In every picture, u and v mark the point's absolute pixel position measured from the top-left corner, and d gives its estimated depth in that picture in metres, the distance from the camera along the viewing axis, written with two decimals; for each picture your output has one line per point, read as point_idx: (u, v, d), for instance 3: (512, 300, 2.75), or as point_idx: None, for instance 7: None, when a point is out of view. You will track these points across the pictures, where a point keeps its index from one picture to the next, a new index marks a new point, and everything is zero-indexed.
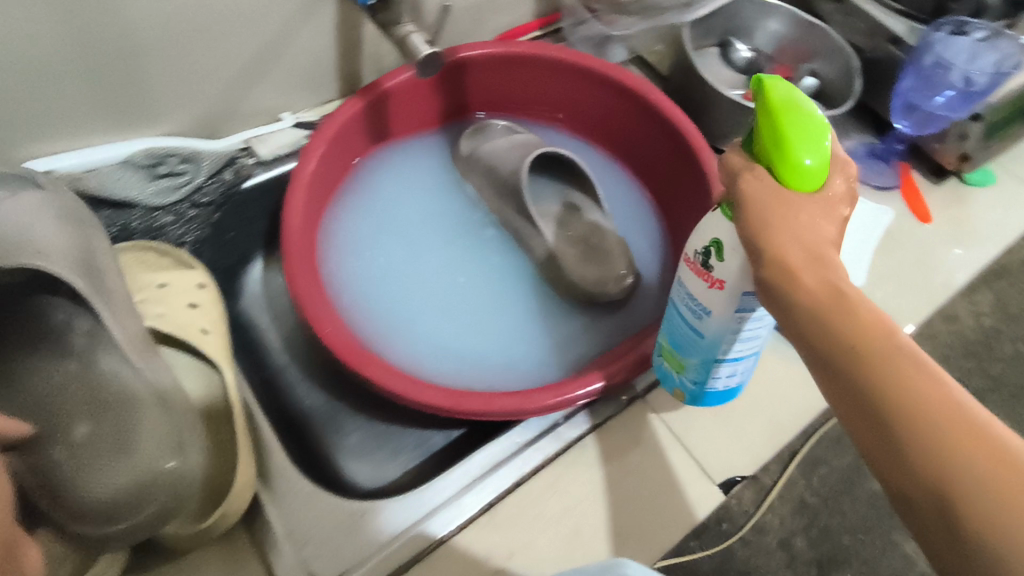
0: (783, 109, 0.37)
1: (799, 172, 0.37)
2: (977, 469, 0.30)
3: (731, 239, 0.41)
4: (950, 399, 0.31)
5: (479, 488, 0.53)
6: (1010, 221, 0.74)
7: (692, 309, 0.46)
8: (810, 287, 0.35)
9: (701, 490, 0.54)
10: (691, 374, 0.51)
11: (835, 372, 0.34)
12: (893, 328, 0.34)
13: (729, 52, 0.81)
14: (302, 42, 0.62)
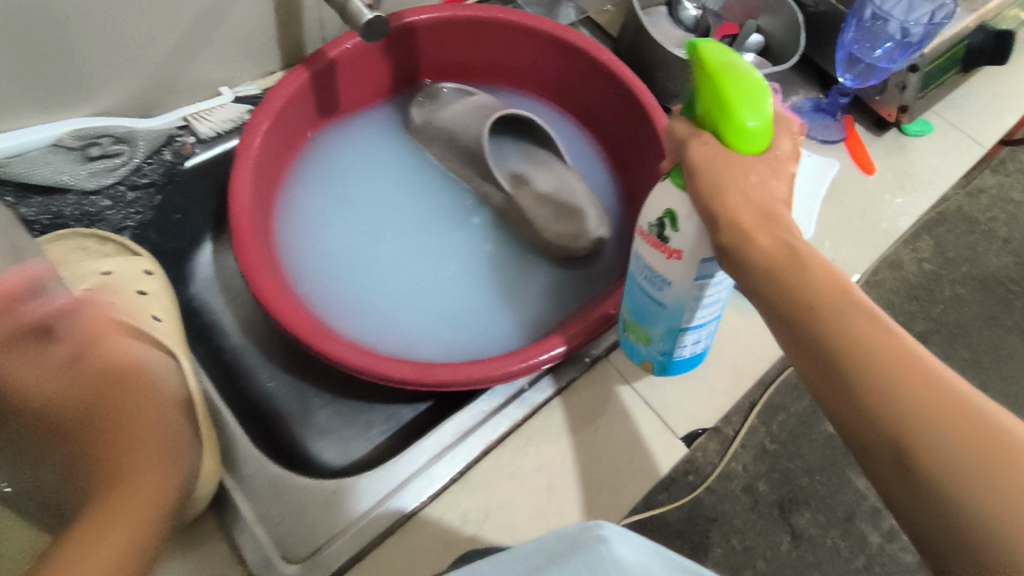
0: (724, 75, 0.38)
1: (746, 136, 0.38)
2: (930, 413, 0.30)
3: (684, 208, 0.42)
4: (894, 339, 0.32)
5: (452, 456, 0.54)
6: (948, 166, 0.77)
7: (652, 281, 0.47)
8: (764, 247, 0.36)
9: (665, 445, 0.56)
10: (658, 344, 0.53)
11: (794, 329, 0.35)
12: (846, 285, 0.35)
13: (677, 11, 0.81)
14: (239, 10, 0.60)
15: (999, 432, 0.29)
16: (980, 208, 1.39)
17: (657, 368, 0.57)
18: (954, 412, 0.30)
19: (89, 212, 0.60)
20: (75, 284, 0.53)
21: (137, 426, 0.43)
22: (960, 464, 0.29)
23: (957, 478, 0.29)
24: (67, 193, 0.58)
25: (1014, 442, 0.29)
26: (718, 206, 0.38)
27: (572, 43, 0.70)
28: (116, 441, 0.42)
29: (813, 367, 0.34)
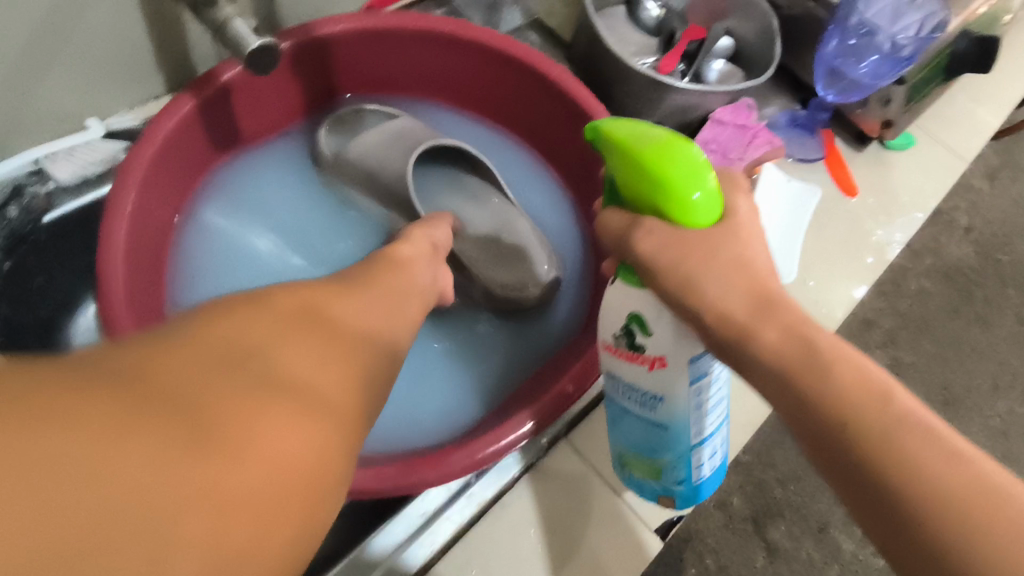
0: (652, 154, 0.34)
1: (689, 210, 0.34)
2: (1002, 551, 0.27)
3: (651, 309, 0.37)
4: (959, 464, 0.29)
5: (422, 540, 0.47)
6: (932, 186, 0.70)
7: (640, 400, 0.40)
8: (773, 344, 0.33)
9: (634, 547, 0.48)
10: (673, 475, 0.43)
11: (829, 447, 0.31)
12: (886, 392, 0.31)
13: (636, 11, 0.72)
14: (89, 32, 0.48)
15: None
16: (945, 196, 1.36)
17: (681, 501, 0.46)
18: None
19: None
20: None
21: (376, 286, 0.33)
22: None
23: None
24: None
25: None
26: (696, 296, 0.35)
27: (518, 57, 0.60)
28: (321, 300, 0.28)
29: (858, 494, 0.31)
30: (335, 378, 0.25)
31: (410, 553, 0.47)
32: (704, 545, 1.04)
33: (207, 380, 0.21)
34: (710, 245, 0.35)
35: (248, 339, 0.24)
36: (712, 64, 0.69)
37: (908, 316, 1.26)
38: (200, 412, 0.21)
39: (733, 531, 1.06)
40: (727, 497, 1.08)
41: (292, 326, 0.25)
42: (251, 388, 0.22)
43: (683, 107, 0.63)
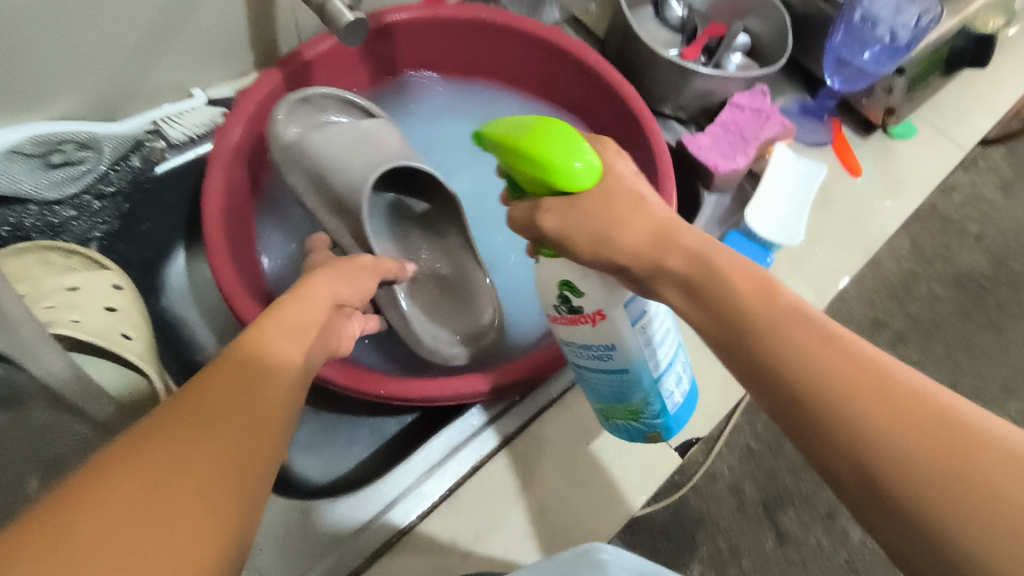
0: (526, 139, 0.35)
1: (573, 179, 0.35)
2: (895, 436, 0.27)
3: (575, 271, 0.39)
4: (853, 354, 0.29)
5: (439, 474, 0.52)
6: (932, 170, 0.77)
7: (594, 352, 0.43)
8: (676, 268, 0.34)
9: (659, 460, 0.54)
10: (648, 411, 0.46)
11: (741, 359, 0.32)
12: (776, 292, 0.32)
13: (663, 11, 0.80)
14: (206, 11, 0.56)
15: (985, 438, 0.26)
16: (955, 206, 1.41)
17: (666, 436, 0.49)
18: (931, 418, 0.27)
19: (52, 223, 0.57)
20: (35, 302, 0.48)
21: (294, 309, 0.36)
22: (946, 495, 0.26)
23: (949, 506, 0.25)
24: (27, 204, 0.55)
25: (1004, 447, 0.26)
26: (610, 247, 0.36)
27: (557, 45, 0.69)
28: (249, 356, 0.32)
29: (766, 396, 0.31)
30: (261, 434, 0.29)
31: (396, 511, 0.50)
32: (717, 528, 1.05)
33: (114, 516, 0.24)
34: (606, 202, 0.36)
35: (175, 440, 0.27)
36: (731, 56, 0.76)
37: (918, 316, 1.30)
38: (134, 521, 0.24)
39: (745, 516, 1.08)
40: (740, 482, 1.10)
41: (206, 408, 0.28)
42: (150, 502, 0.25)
43: (706, 91, 0.71)
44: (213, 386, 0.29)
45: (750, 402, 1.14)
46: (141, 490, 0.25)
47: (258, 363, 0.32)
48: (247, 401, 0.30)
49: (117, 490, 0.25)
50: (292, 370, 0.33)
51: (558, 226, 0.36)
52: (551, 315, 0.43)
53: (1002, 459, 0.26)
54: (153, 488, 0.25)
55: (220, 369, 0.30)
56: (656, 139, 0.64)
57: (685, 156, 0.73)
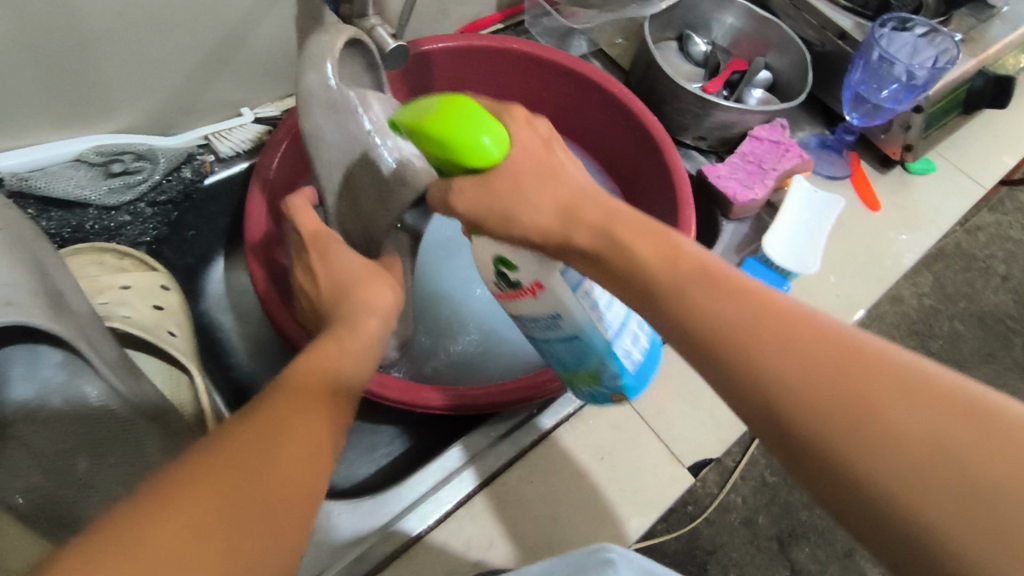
0: (439, 124, 0.39)
1: (482, 153, 0.38)
2: (786, 372, 0.29)
3: (506, 250, 0.43)
4: (750, 302, 0.32)
5: (456, 481, 0.53)
6: (949, 205, 0.78)
7: (547, 322, 0.46)
8: (583, 243, 0.37)
9: (671, 475, 0.55)
10: (607, 374, 0.47)
11: (658, 316, 0.34)
12: (677, 250, 0.35)
13: (687, 46, 0.84)
14: (259, 34, 0.61)
15: (874, 369, 0.28)
16: (979, 245, 1.41)
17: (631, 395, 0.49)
18: (827, 357, 0.29)
19: (108, 227, 0.62)
20: (92, 299, 0.52)
21: (341, 348, 0.38)
22: (835, 427, 0.28)
23: (843, 440, 0.28)
24: (88, 207, 0.60)
25: (898, 380, 0.28)
26: (518, 226, 0.38)
27: (582, 74, 0.72)
28: (303, 382, 0.34)
29: (682, 349, 0.34)
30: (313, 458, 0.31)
31: (406, 520, 0.51)
32: (729, 560, 1.02)
33: (171, 522, 0.25)
34: (513, 178, 0.38)
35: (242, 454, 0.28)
36: (752, 91, 0.79)
37: (940, 354, 1.29)
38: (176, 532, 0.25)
39: (759, 550, 1.06)
40: (754, 514, 1.08)
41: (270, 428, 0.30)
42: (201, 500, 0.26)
43: (725, 122, 0.74)
44: (271, 411, 0.31)
45: None
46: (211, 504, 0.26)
47: (309, 392, 0.33)
48: (304, 421, 0.31)
49: (190, 500, 0.26)
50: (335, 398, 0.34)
51: (472, 206, 0.39)
52: (496, 290, 0.48)
53: (889, 386, 0.28)
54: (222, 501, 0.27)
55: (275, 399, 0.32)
56: (678, 167, 0.67)
57: (703, 184, 0.75)
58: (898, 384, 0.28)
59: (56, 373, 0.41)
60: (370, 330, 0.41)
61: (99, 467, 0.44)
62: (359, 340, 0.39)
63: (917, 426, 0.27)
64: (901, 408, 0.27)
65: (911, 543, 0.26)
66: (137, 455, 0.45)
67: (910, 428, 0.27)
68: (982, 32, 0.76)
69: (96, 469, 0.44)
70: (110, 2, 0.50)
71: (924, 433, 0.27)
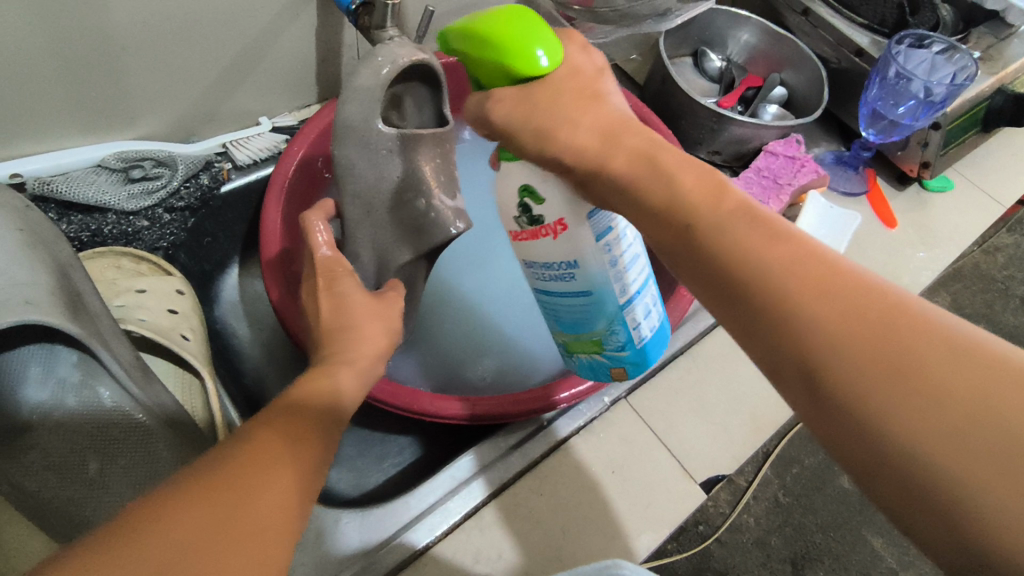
0: (495, 27, 0.38)
1: (529, 62, 0.37)
2: (825, 318, 0.28)
3: (535, 177, 0.41)
4: (792, 246, 0.30)
5: (465, 492, 0.53)
6: (968, 224, 0.77)
7: (559, 272, 0.45)
8: (621, 171, 0.35)
9: (683, 491, 0.54)
10: (612, 341, 0.48)
11: (688, 258, 0.33)
12: (722, 193, 0.33)
13: (702, 62, 0.85)
14: (280, 45, 0.62)
15: (919, 325, 0.27)
16: (998, 267, 1.39)
17: (631, 371, 0.50)
18: (871, 305, 0.28)
19: (127, 231, 0.62)
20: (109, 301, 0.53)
21: (332, 370, 0.37)
22: (870, 377, 0.26)
23: (877, 390, 0.26)
24: (107, 212, 0.59)
25: (944, 338, 0.27)
26: (554, 143, 0.37)
27: None
28: (297, 409, 0.33)
29: (711, 290, 0.32)
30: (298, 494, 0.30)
31: (413, 532, 0.50)
32: None
33: (195, 533, 0.26)
34: (556, 94, 0.38)
35: (229, 482, 0.28)
36: (767, 106, 0.79)
37: None
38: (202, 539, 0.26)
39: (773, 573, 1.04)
40: (766, 536, 1.06)
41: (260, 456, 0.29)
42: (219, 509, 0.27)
43: (740, 137, 0.74)
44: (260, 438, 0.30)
45: (782, 454, 1.12)
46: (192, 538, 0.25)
47: (307, 410, 0.33)
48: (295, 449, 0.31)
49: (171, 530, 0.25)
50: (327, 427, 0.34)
51: (507, 115, 0.39)
52: (512, 229, 0.46)
53: (933, 341, 0.26)
54: (205, 534, 0.26)
55: (263, 427, 0.31)
56: None
57: None
58: (945, 343, 0.26)
59: (72, 373, 0.41)
60: (364, 349, 0.40)
61: (110, 469, 0.44)
62: (351, 360, 0.39)
63: (959, 383, 0.25)
64: (943, 364, 0.26)
65: (928, 501, 0.25)
66: (148, 458, 0.45)
67: (949, 386, 0.25)
68: (1001, 50, 0.75)
69: (106, 470, 0.44)
70: (136, 11, 0.52)
71: (967, 393, 0.25)
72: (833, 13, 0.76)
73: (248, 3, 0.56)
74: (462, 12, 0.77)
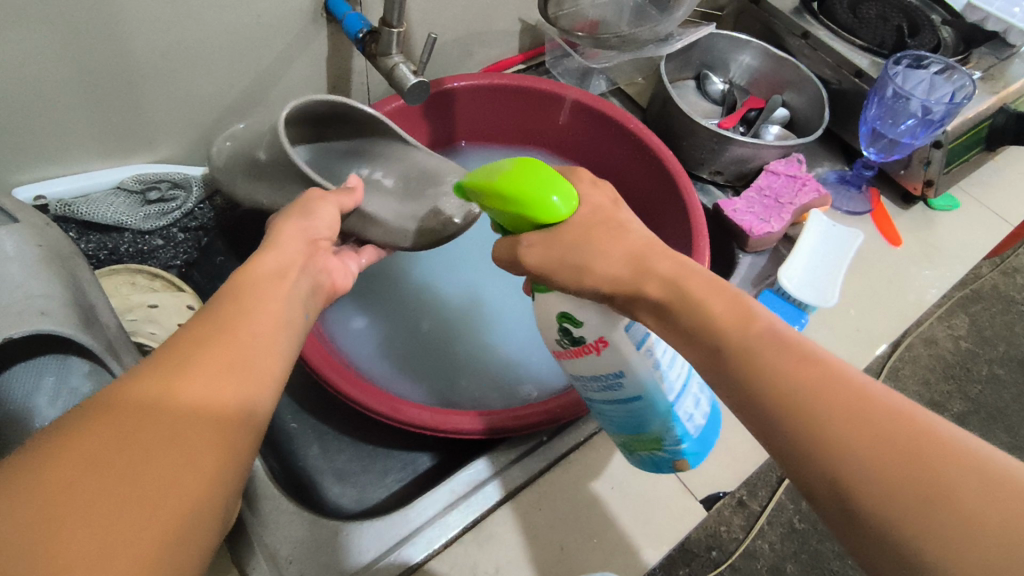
0: (510, 185, 0.39)
1: (553, 211, 0.39)
2: (855, 445, 0.29)
3: (570, 303, 0.42)
4: (821, 371, 0.31)
5: (464, 506, 0.53)
6: (975, 242, 0.76)
7: (607, 384, 0.44)
8: (653, 295, 0.37)
9: (682, 508, 0.54)
10: (670, 438, 0.44)
11: (721, 378, 0.34)
12: (748, 316, 0.34)
13: (704, 85, 0.86)
14: (294, 72, 0.65)
15: (954, 452, 0.28)
16: (1018, 288, 1.37)
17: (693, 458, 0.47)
18: (903, 438, 0.29)
19: (142, 250, 0.64)
20: (122, 315, 0.55)
21: (241, 340, 0.31)
22: (905, 506, 0.27)
23: (912, 518, 0.27)
24: (124, 231, 0.63)
25: (974, 466, 0.27)
26: (590, 278, 0.39)
27: (601, 111, 0.75)
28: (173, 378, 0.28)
29: (745, 408, 0.33)
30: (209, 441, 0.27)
31: (405, 550, 0.51)
32: None
33: (76, 476, 0.24)
34: (585, 226, 0.40)
35: (117, 432, 0.25)
36: (769, 127, 0.80)
37: (980, 401, 1.23)
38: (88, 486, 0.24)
39: None
40: (781, 563, 1.04)
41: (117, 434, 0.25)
42: (105, 451, 0.25)
43: (742, 157, 0.75)
44: (128, 411, 0.26)
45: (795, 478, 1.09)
46: (52, 506, 0.23)
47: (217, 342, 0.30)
48: (206, 373, 0.29)
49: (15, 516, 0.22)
50: (221, 407, 0.28)
51: (541, 260, 0.40)
52: (555, 349, 0.46)
53: (968, 473, 0.27)
54: (83, 485, 0.24)
55: (128, 400, 0.27)
56: (692, 201, 0.68)
57: (718, 217, 0.75)
58: (980, 474, 0.27)
59: (83, 385, 0.42)
60: (285, 314, 0.35)
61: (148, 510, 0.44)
62: (264, 282, 0.35)
63: (995, 512, 0.26)
64: (980, 498, 0.26)
65: None
66: None
67: (985, 516, 0.26)
68: (1002, 70, 0.76)
69: None
70: (155, 40, 0.55)
71: (1006, 524, 0.26)
72: (832, 36, 0.78)
73: (263, 33, 0.60)
74: (469, 39, 0.80)
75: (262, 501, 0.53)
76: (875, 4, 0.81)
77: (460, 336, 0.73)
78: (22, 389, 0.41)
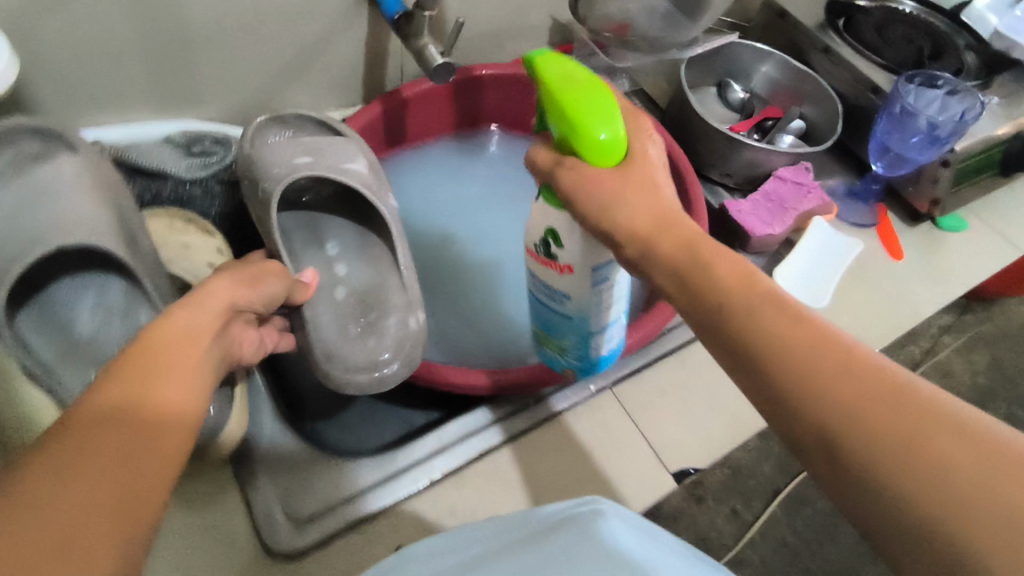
0: (573, 104, 0.40)
1: (597, 148, 0.40)
2: (847, 403, 0.31)
3: (564, 226, 0.44)
4: (817, 334, 0.33)
5: (450, 453, 0.57)
6: (978, 263, 0.77)
7: (553, 295, 0.49)
8: (664, 250, 0.38)
9: (654, 477, 0.57)
10: (572, 351, 0.52)
11: (721, 340, 0.35)
12: (752, 280, 0.35)
13: (725, 93, 0.88)
14: (334, 49, 0.71)
15: (938, 411, 0.30)
16: None
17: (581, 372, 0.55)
18: (892, 397, 0.30)
19: (181, 197, 0.67)
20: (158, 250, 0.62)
21: (169, 380, 0.34)
22: (890, 460, 0.29)
23: (900, 471, 0.29)
24: (165, 178, 0.65)
25: (957, 423, 0.30)
26: (611, 217, 0.39)
27: None
28: (125, 391, 0.32)
29: (744, 371, 0.34)
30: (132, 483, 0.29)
31: (393, 486, 0.54)
32: None
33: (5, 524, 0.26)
34: (622, 183, 0.40)
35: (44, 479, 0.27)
36: (783, 135, 0.82)
37: None
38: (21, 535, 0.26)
39: None
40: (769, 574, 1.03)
41: (78, 446, 0.29)
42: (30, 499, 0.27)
43: (752, 162, 0.77)
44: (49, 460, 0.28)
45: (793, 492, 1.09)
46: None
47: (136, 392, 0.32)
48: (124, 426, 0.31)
49: None
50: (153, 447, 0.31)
51: (572, 183, 0.41)
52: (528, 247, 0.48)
53: (951, 429, 0.29)
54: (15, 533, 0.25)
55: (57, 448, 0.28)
56: (698, 202, 0.71)
57: (724, 216, 0.78)
58: (959, 429, 0.29)
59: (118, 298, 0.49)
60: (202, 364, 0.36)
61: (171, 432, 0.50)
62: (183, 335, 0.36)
63: (975, 465, 0.28)
64: (964, 453, 0.29)
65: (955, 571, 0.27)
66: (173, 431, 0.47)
67: (966, 466, 0.28)
68: None
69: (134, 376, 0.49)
70: (211, 9, 0.60)
71: (982, 472, 0.28)
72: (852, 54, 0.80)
73: (308, 10, 0.65)
74: (502, 32, 0.84)
75: (265, 431, 0.58)
76: (901, 26, 0.83)
77: (468, 304, 0.77)
78: (67, 298, 0.49)
